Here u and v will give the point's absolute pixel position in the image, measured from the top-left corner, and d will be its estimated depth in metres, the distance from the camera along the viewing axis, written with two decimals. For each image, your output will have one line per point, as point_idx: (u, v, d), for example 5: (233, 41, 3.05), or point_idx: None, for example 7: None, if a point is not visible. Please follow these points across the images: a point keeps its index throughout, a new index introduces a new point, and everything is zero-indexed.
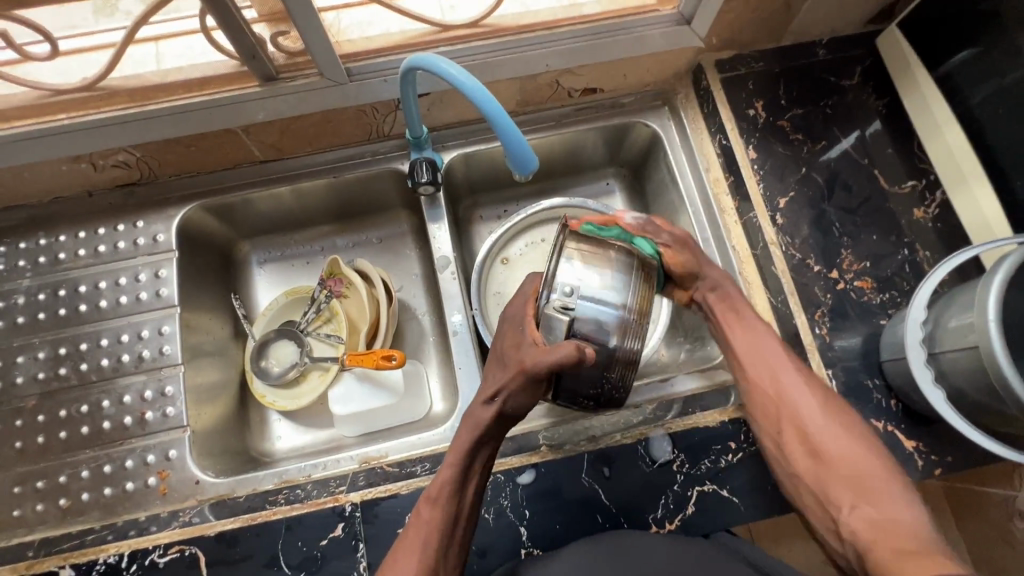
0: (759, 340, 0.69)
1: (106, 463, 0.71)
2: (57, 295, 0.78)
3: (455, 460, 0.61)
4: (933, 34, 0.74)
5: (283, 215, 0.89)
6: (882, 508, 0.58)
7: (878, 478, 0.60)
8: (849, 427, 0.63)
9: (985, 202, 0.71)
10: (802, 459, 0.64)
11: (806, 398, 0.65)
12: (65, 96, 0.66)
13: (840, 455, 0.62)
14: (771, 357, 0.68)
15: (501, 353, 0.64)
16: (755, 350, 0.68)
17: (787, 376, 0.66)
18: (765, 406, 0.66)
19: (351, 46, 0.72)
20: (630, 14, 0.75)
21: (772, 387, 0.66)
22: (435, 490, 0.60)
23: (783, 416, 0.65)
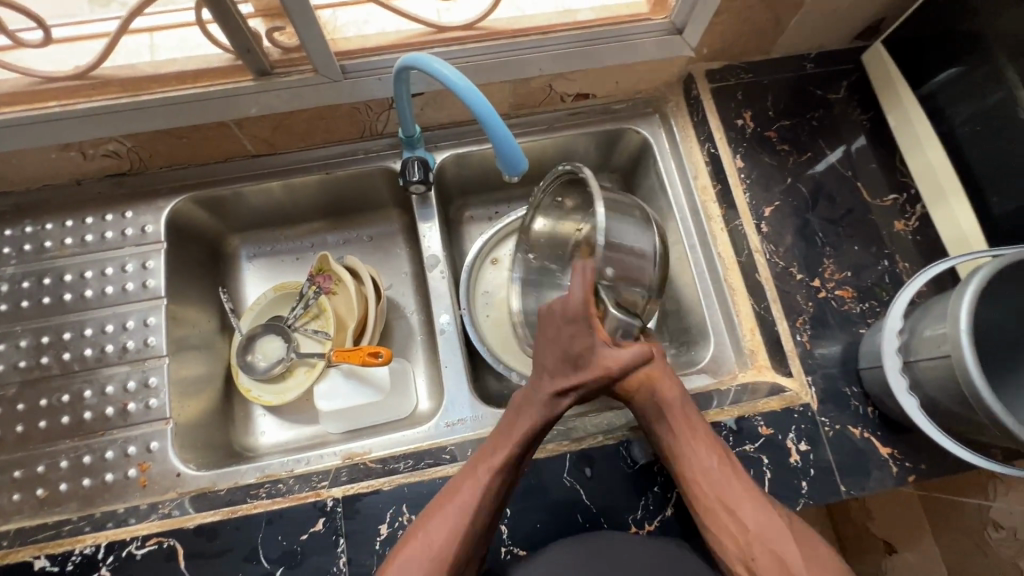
0: (724, 463, 0.61)
1: (86, 454, 0.70)
2: (42, 283, 0.77)
3: (519, 435, 0.62)
4: (918, 51, 0.75)
5: (274, 211, 0.89)
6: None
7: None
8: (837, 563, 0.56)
9: (963, 217, 0.73)
10: None
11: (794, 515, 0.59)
12: (57, 84, 0.66)
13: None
14: (738, 484, 0.60)
15: (570, 355, 0.64)
16: (721, 474, 0.60)
17: (763, 501, 0.59)
18: (737, 544, 0.58)
19: (346, 44, 0.72)
20: (622, 22, 0.76)
21: (729, 501, 0.59)
22: (495, 461, 0.60)
23: (757, 553, 0.56)
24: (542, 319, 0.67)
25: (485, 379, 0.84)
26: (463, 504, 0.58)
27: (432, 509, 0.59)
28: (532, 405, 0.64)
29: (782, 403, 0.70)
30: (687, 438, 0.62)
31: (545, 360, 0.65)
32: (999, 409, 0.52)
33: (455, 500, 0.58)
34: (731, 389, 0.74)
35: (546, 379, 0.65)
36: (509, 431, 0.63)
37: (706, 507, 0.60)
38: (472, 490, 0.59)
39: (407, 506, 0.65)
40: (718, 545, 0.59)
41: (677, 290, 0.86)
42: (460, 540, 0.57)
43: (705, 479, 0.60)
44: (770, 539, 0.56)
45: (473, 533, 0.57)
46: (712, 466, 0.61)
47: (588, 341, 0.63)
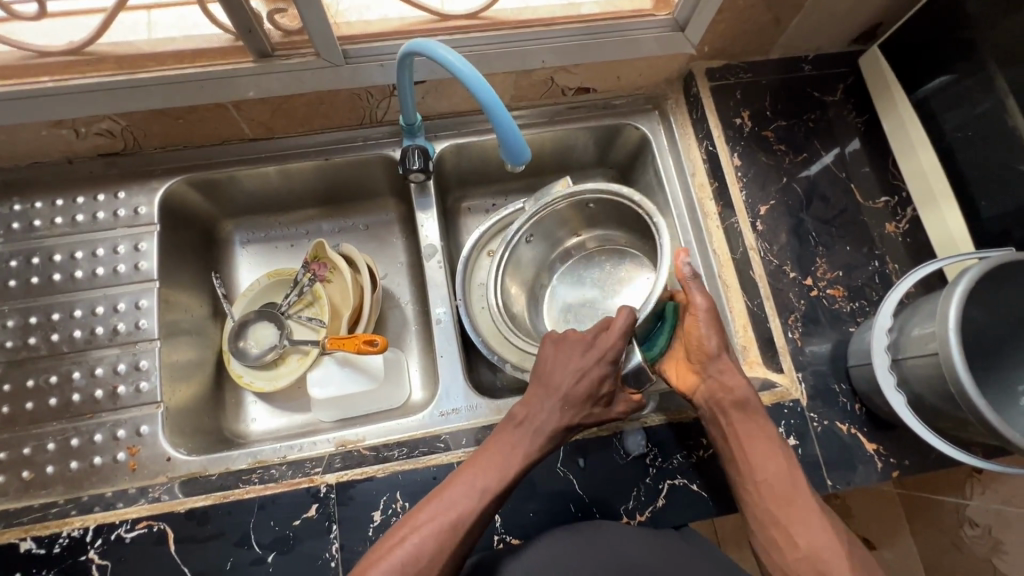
0: (787, 480, 0.61)
1: (74, 436, 0.69)
2: (30, 262, 0.75)
3: (517, 457, 0.60)
4: (912, 56, 0.77)
5: (268, 196, 0.89)
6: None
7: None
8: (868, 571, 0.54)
9: (952, 220, 0.75)
10: None
11: (817, 525, 0.58)
12: (50, 59, 0.65)
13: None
14: (799, 502, 0.60)
15: (591, 393, 0.62)
16: (782, 490, 0.60)
17: (814, 519, 0.58)
18: (787, 558, 0.58)
19: (348, 29, 0.72)
20: (625, 16, 0.77)
21: (790, 517, 0.59)
22: (488, 481, 0.59)
23: (804, 569, 0.56)
24: (566, 349, 0.65)
25: (480, 370, 0.84)
26: (453, 520, 0.56)
27: (419, 515, 0.57)
28: (528, 424, 0.62)
29: (773, 398, 0.71)
30: (750, 449, 0.62)
31: (557, 385, 0.63)
32: (983, 405, 0.54)
33: (444, 513, 0.57)
34: None
35: (549, 401, 0.62)
36: (505, 449, 0.61)
37: (758, 519, 0.61)
38: (467, 507, 0.57)
39: (400, 493, 0.65)
40: (771, 555, 0.59)
41: None
42: (445, 554, 0.55)
43: (765, 493, 0.60)
44: (820, 559, 0.56)
45: (459, 548, 0.56)
46: (775, 482, 0.60)
47: (612, 385, 0.63)
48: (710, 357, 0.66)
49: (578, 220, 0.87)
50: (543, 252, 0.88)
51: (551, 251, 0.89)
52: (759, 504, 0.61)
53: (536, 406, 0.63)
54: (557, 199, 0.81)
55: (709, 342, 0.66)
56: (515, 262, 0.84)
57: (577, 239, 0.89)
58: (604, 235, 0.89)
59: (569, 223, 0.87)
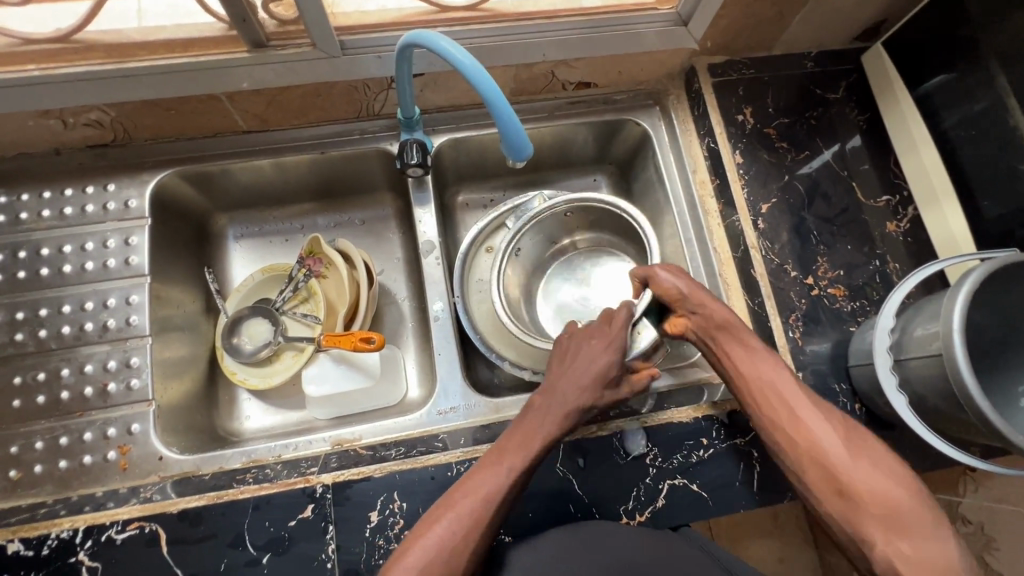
0: (777, 383, 0.63)
1: (63, 435, 0.67)
2: (17, 256, 0.73)
3: (538, 435, 0.60)
4: (916, 54, 0.76)
5: (262, 190, 0.87)
6: (922, 550, 0.52)
7: (915, 513, 0.54)
8: (880, 462, 0.57)
9: (954, 220, 0.75)
10: (830, 495, 0.58)
11: (823, 428, 0.60)
12: (36, 46, 0.63)
13: (860, 487, 0.56)
14: (790, 399, 0.62)
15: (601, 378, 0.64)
16: (773, 391, 0.63)
17: (817, 420, 0.61)
18: (787, 452, 0.61)
19: (346, 20, 0.70)
20: (627, 10, 0.75)
21: (785, 416, 0.62)
22: (514, 459, 0.58)
23: (808, 463, 0.59)
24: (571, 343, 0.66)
25: (477, 368, 0.83)
26: (484, 498, 0.56)
27: (444, 506, 0.56)
28: (548, 407, 0.62)
29: None
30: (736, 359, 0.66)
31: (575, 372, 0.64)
32: (986, 406, 0.54)
33: (476, 494, 0.56)
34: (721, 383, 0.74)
35: (565, 385, 0.63)
36: (525, 432, 0.61)
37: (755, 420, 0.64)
38: (496, 484, 0.57)
39: (398, 493, 0.64)
40: (773, 450, 0.63)
41: None
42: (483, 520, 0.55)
43: (756, 395, 0.63)
44: (823, 454, 0.59)
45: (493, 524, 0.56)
46: (765, 385, 0.63)
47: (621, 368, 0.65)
48: (683, 298, 0.68)
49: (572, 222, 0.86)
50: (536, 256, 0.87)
51: (546, 250, 0.88)
52: (754, 405, 0.64)
53: (554, 391, 0.63)
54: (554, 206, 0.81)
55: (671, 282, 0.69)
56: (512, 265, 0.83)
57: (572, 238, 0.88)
58: (597, 237, 0.88)
59: (562, 223, 0.86)
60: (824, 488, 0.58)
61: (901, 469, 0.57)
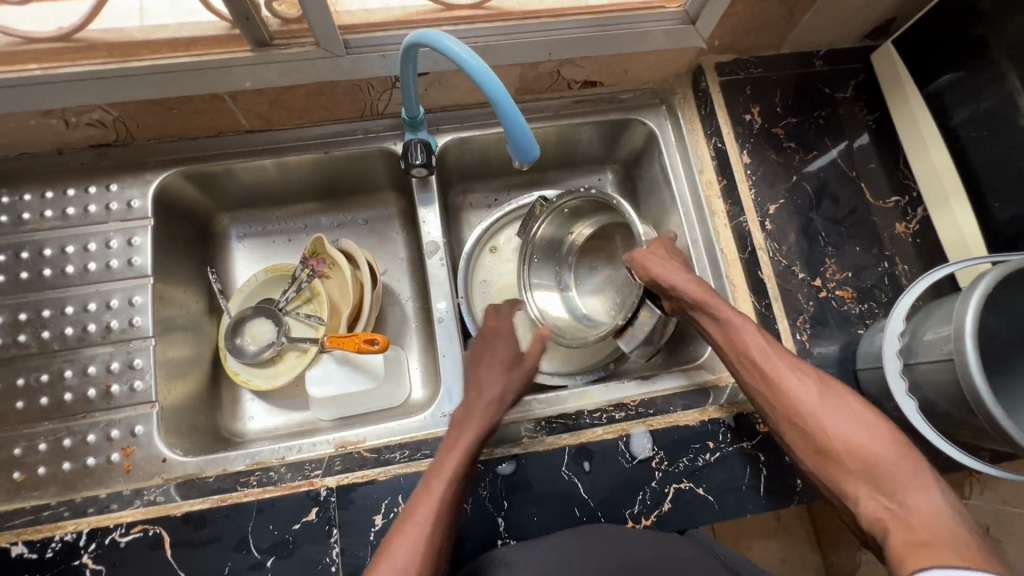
0: (757, 351, 0.66)
1: (66, 437, 0.67)
2: (20, 257, 0.73)
3: (468, 436, 0.62)
4: (925, 53, 0.75)
5: (266, 190, 0.86)
6: (905, 500, 0.53)
7: (897, 465, 0.56)
8: (862, 421, 0.59)
9: (963, 221, 0.74)
10: (813, 456, 0.61)
11: (805, 391, 0.62)
12: (38, 45, 0.62)
13: (842, 444, 0.59)
14: (770, 366, 0.64)
15: (500, 371, 0.69)
16: (755, 360, 0.65)
17: (799, 385, 0.63)
18: (773, 416, 0.64)
19: (350, 18, 0.69)
20: (635, 8, 0.74)
21: (766, 384, 0.64)
22: (449, 465, 0.59)
23: (791, 428, 0.62)
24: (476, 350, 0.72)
25: None
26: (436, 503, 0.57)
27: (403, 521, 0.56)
28: (472, 413, 0.65)
29: None
30: (718, 331, 0.69)
31: (494, 381, 0.68)
32: (998, 411, 0.53)
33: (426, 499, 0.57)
34: (728, 386, 0.73)
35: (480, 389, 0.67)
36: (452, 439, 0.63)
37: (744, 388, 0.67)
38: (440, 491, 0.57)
39: (402, 497, 0.63)
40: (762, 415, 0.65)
41: None
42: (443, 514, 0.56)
43: (740, 364, 0.66)
44: (806, 417, 0.61)
45: (447, 527, 0.57)
46: (747, 353, 0.66)
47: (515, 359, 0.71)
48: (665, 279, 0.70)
49: (569, 217, 0.84)
50: (551, 261, 0.86)
51: (563, 250, 0.86)
52: (740, 373, 0.67)
53: (477, 401, 0.66)
54: (557, 203, 0.80)
55: (656, 262, 0.72)
56: (537, 274, 0.84)
57: (586, 227, 0.85)
58: (596, 223, 0.85)
59: (571, 215, 0.84)
60: (808, 449, 0.61)
61: (884, 424, 0.59)
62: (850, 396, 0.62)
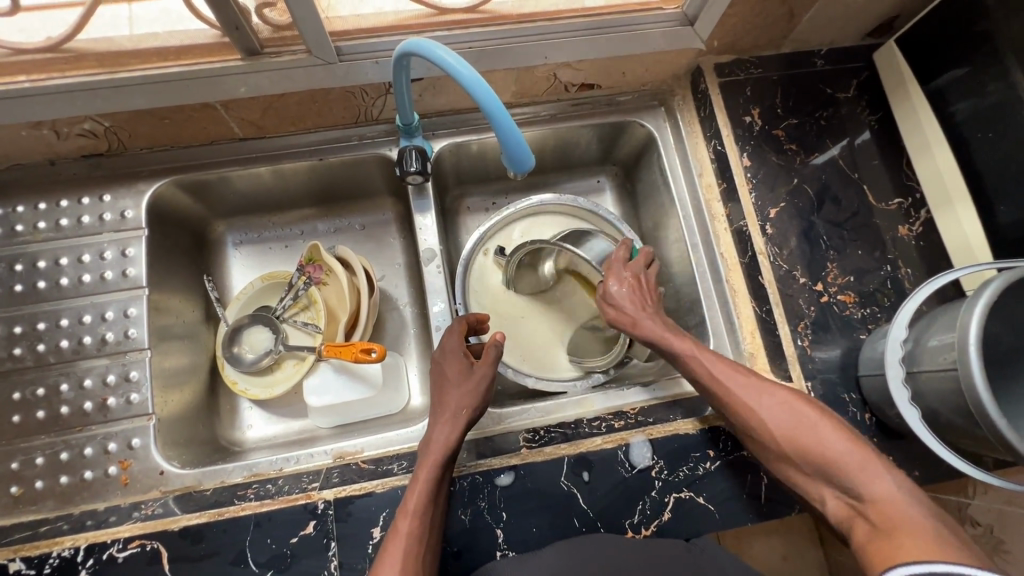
0: (709, 369, 0.66)
1: (63, 450, 0.67)
2: (14, 270, 0.73)
3: (431, 462, 0.61)
4: (930, 52, 0.73)
5: (261, 197, 0.86)
6: (864, 493, 0.54)
7: (852, 460, 0.56)
8: (818, 420, 0.60)
9: (968, 224, 0.72)
10: (777, 460, 0.61)
11: (758, 404, 0.62)
12: (27, 56, 0.61)
13: (800, 449, 0.59)
14: (721, 379, 0.65)
15: (453, 391, 0.67)
16: (707, 373, 0.66)
17: (750, 393, 0.63)
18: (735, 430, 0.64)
19: (342, 24, 0.67)
20: (633, 10, 0.73)
21: (720, 397, 0.64)
22: (412, 501, 0.59)
23: (750, 436, 0.63)
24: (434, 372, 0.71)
25: None
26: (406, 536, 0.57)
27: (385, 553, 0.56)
28: (436, 435, 0.64)
29: None
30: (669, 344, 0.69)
31: (454, 398, 0.67)
32: (1002, 423, 0.52)
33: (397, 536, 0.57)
34: None
35: (439, 414, 0.66)
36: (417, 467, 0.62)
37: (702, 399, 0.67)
38: (407, 531, 0.57)
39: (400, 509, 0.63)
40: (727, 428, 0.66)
41: (678, 288, 0.85)
42: (416, 546, 0.57)
43: (694, 378, 0.67)
44: (762, 428, 0.61)
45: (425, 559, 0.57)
46: (698, 372, 0.66)
47: (467, 373, 0.69)
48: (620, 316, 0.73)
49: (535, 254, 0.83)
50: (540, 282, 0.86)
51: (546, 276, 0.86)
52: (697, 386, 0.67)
53: (442, 419, 0.65)
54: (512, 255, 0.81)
55: (612, 295, 0.74)
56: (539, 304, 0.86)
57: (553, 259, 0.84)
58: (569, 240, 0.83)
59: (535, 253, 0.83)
60: (771, 454, 0.62)
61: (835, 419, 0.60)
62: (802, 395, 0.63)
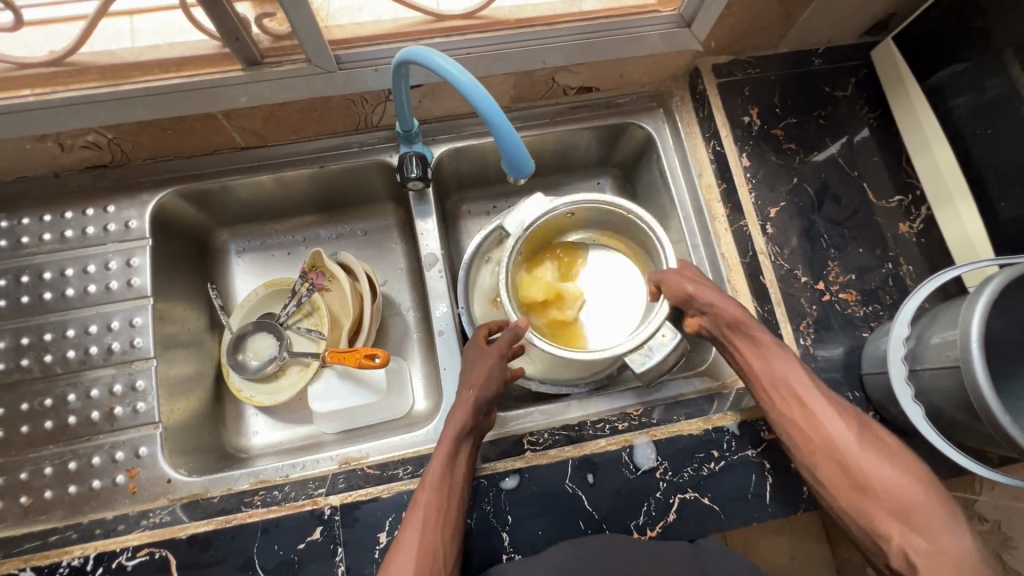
0: (793, 383, 0.64)
1: (72, 460, 0.68)
2: (20, 281, 0.73)
3: (445, 446, 0.62)
4: (928, 48, 0.73)
5: (264, 204, 0.86)
6: (936, 542, 0.55)
7: (931, 507, 0.56)
8: (893, 458, 0.60)
9: (969, 221, 0.72)
10: (845, 490, 0.60)
11: (838, 426, 0.62)
12: (31, 71, 0.61)
13: (876, 482, 0.59)
14: (803, 398, 0.64)
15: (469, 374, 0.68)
16: (787, 388, 0.64)
17: (831, 418, 0.62)
18: (803, 452, 0.63)
19: (341, 32, 0.68)
20: (629, 13, 0.73)
21: (800, 417, 0.63)
22: (428, 483, 0.61)
23: (821, 460, 0.62)
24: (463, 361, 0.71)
25: None
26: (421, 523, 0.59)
27: (403, 529, 0.59)
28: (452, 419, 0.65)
29: None
30: (751, 355, 0.67)
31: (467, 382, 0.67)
32: (1006, 420, 0.52)
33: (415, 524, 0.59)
34: (733, 390, 0.73)
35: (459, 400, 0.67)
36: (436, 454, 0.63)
37: (773, 417, 0.65)
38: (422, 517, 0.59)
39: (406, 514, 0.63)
40: (789, 453, 0.65)
41: None
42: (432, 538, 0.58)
43: (771, 393, 0.65)
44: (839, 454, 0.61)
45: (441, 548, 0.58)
46: (780, 386, 0.65)
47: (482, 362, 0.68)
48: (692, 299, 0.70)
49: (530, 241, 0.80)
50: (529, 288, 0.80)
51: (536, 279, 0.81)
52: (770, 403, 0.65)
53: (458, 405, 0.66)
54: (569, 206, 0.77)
55: (686, 275, 0.71)
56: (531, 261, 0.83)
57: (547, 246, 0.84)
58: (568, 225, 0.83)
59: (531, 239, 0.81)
60: (840, 482, 0.61)
61: (907, 459, 0.60)
62: (876, 429, 0.63)
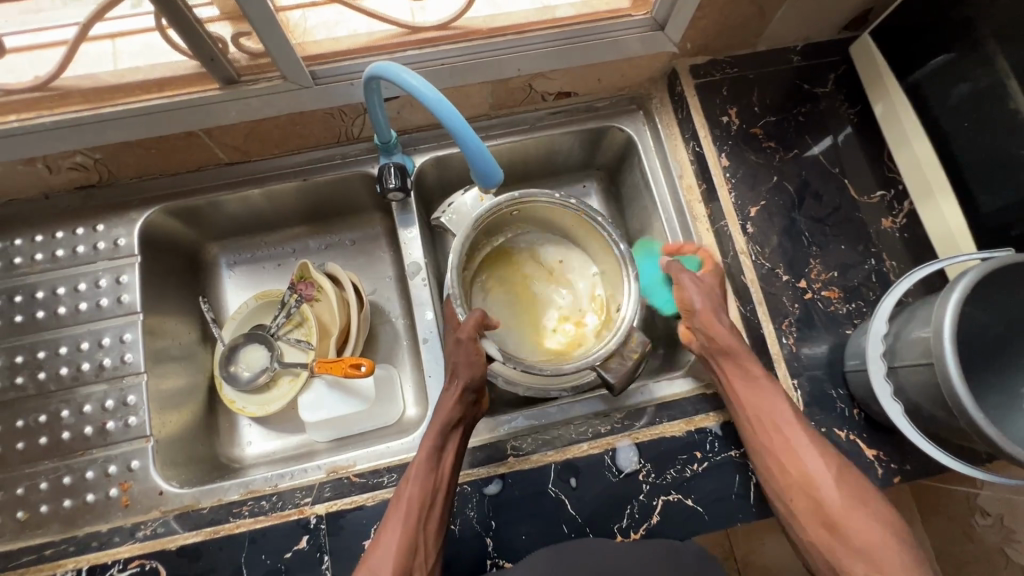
0: (779, 418, 0.64)
1: (66, 474, 0.69)
2: (13, 301, 0.75)
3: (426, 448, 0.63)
4: (906, 42, 0.73)
5: (251, 218, 0.88)
6: None
7: (900, 553, 0.57)
8: (865, 498, 0.60)
9: (951, 215, 0.72)
10: (817, 526, 0.61)
11: (817, 462, 0.62)
12: (15, 97, 0.63)
13: (847, 522, 0.59)
14: (785, 433, 0.63)
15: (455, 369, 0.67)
16: (769, 421, 0.64)
17: (811, 455, 0.62)
18: (780, 485, 0.63)
19: (316, 48, 0.69)
20: (602, 18, 0.74)
21: (781, 450, 0.63)
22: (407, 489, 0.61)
23: (796, 493, 0.62)
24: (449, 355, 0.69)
25: None
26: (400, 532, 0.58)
27: (384, 528, 0.60)
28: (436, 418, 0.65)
29: None
30: (737, 384, 0.66)
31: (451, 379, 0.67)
32: (981, 419, 0.52)
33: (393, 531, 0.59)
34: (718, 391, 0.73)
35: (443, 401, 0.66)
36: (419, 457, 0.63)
37: (754, 449, 0.64)
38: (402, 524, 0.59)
39: None
40: (762, 482, 0.64)
41: None
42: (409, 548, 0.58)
43: (755, 424, 0.64)
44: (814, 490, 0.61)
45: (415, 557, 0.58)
46: (762, 419, 0.64)
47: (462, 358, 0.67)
48: (694, 312, 0.70)
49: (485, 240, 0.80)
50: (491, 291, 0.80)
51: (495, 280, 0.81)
52: (751, 434, 0.65)
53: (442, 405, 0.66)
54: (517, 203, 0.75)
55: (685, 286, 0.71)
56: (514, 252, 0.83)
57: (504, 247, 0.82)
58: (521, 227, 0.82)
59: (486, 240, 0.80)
60: (811, 517, 0.61)
61: (878, 501, 0.60)
62: (852, 467, 0.62)
